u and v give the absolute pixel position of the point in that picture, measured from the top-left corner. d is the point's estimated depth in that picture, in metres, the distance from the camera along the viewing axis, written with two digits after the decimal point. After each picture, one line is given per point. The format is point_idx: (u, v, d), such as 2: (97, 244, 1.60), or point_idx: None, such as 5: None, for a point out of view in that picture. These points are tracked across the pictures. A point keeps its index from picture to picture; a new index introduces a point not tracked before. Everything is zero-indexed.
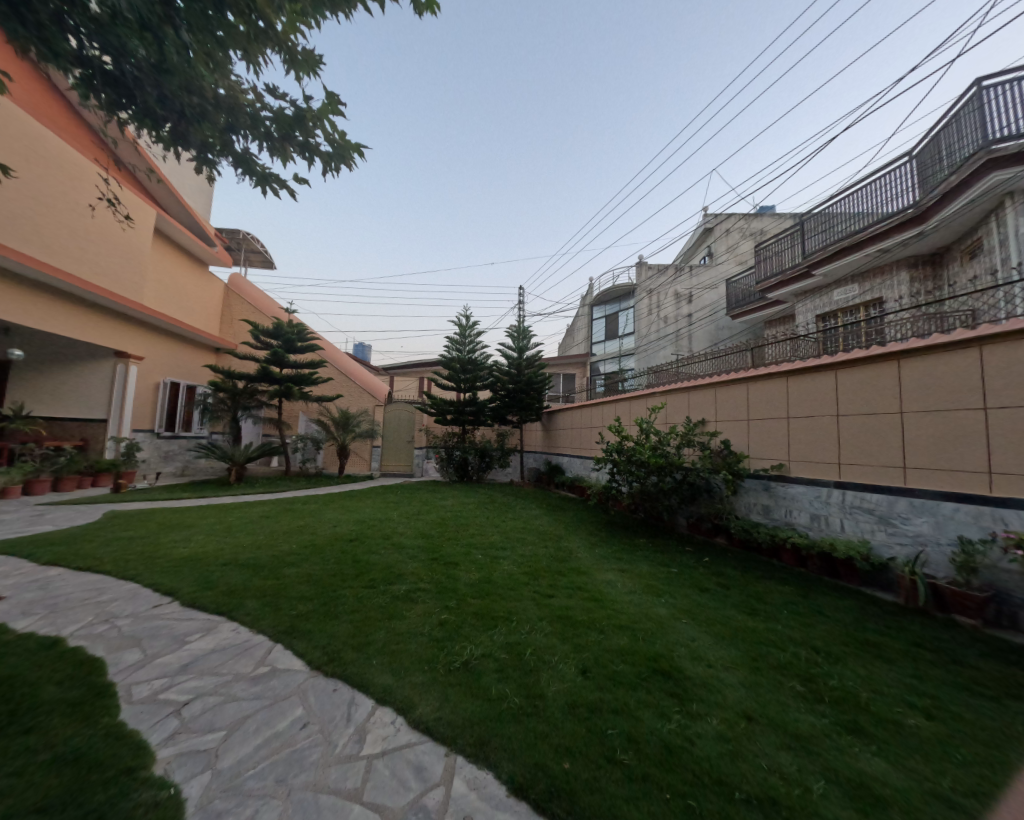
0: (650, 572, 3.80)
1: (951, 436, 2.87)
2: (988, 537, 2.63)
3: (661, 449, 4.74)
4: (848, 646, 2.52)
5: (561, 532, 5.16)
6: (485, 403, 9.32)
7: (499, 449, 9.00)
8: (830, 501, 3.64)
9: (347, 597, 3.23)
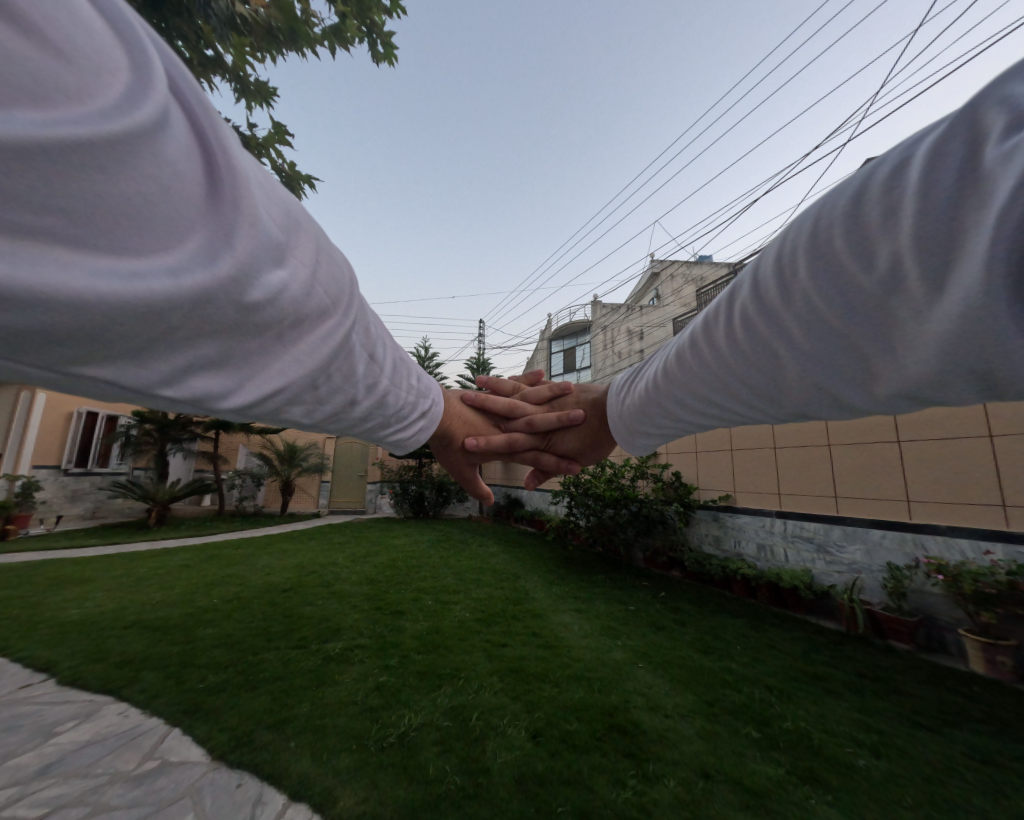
0: (607, 612, 3.72)
1: (872, 467, 3.14)
2: (912, 563, 2.86)
3: (615, 482, 4.79)
4: (798, 682, 2.53)
5: (518, 570, 4.97)
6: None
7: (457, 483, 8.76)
8: (774, 530, 3.78)
9: (271, 662, 2.84)
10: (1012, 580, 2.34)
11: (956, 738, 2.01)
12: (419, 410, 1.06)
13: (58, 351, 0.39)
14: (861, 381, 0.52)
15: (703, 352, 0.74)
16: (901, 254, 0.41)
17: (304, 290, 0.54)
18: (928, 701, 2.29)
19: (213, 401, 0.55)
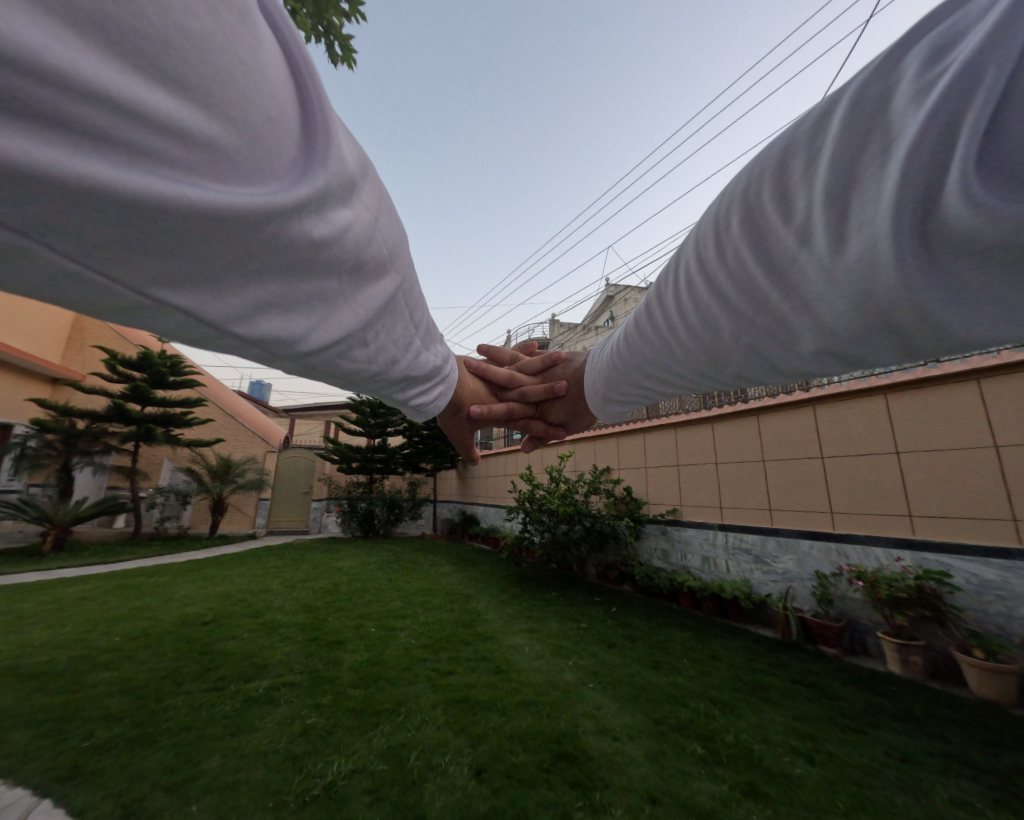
0: (559, 631, 3.65)
1: (800, 481, 3.38)
2: (837, 571, 3.09)
3: (569, 497, 4.81)
4: (740, 692, 2.59)
5: (470, 591, 4.79)
6: (397, 450, 8.71)
7: (410, 501, 8.42)
8: (716, 543, 3.94)
9: (179, 709, 2.46)
10: (920, 585, 2.58)
11: (879, 737, 2.13)
12: (447, 380, 1.10)
13: (169, 262, 0.42)
14: (785, 341, 0.55)
15: (647, 322, 0.76)
16: (813, 210, 0.43)
17: (366, 234, 0.57)
18: (854, 703, 2.43)
19: (297, 343, 0.59)
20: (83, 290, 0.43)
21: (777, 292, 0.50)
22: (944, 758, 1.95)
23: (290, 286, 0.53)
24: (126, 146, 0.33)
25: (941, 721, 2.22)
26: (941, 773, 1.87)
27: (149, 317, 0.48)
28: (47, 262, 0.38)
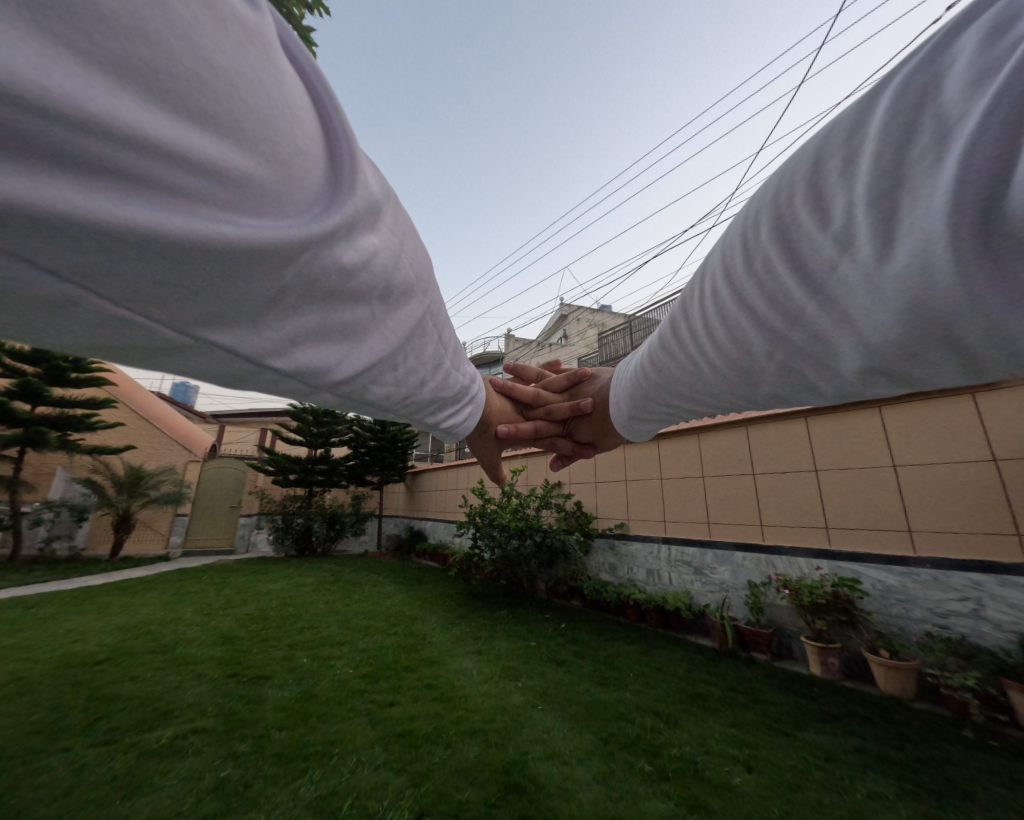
0: (507, 651, 3.53)
1: (735, 496, 3.60)
2: (766, 580, 3.30)
3: (521, 512, 4.75)
4: (683, 704, 2.63)
5: (415, 612, 4.52)
6: (341, 461, 8.21)
7: (353, 516, 7.92)
8: (660, 556, 4.06)
9: (51, 772, 2.02)
10: (836, 591, 2.82)
11: (807, 738, 2.25)
12: (473, 399, 1.05)
13: (200, 302, 0.43)
14: (820, 358, 0.51)
15: (672, 338, 0.74)
16: (855, 215, 0.41)
17: (392, 259, 0.57)
18: (784, 706, 2.56)
19: (326, 373, 0.60)
20: (129, 338, 0.44)
21: (815, 303, 0.47)
22: (861, 753, 2.10)
23: (318, 318, 0.53)
24: (159, 185, 0.34)
25: (856, 717, 2.40)
26: (857, 767, 2.00)
27: (189, 356, 0.50)
28: (88, 307, 0.39)
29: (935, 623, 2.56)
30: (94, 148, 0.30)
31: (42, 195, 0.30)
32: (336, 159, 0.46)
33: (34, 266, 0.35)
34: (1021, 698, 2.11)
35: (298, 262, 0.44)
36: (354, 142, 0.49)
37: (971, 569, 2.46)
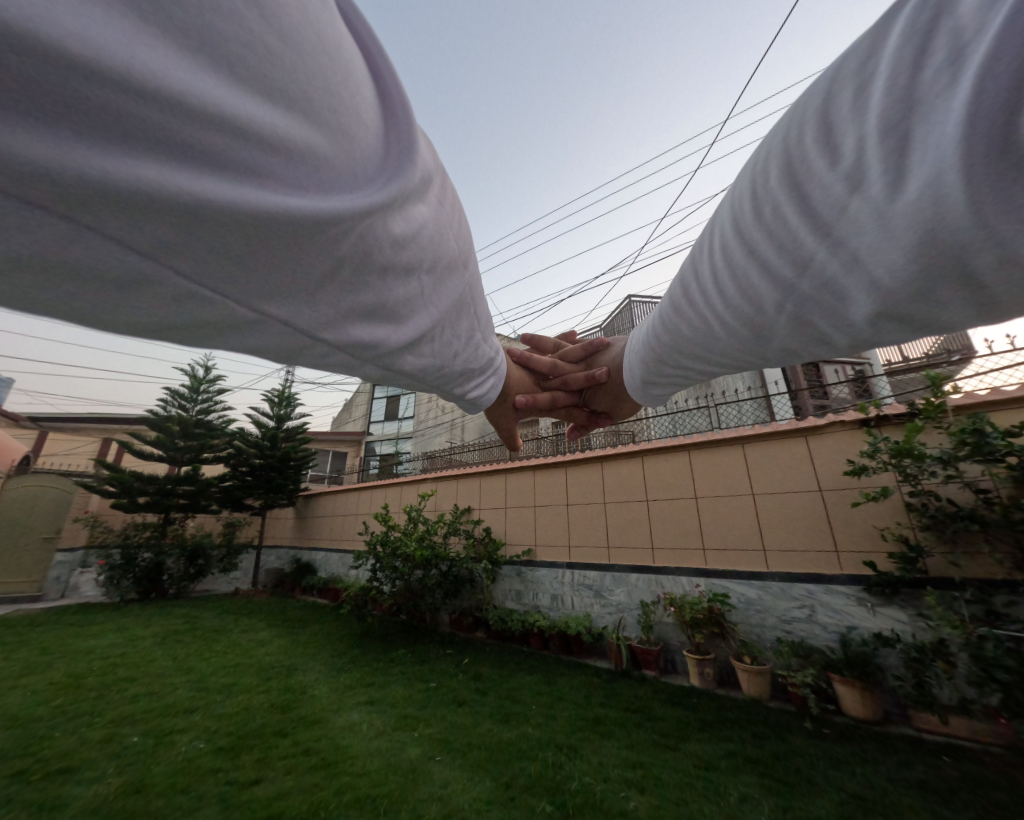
0: (403, 696, 3.19)
1: (632, 521, 3.86)
2: (656, 599, 3.55)
3: (427, 540, 4.47)
4: (583, 731, 2.62)
5: (292, 662, 3.87)
6: (213, 482, 6.98)
7: (224, 548, 6.70)
8: (565, 581, 4.13)
9: None
10: (711, 607, 3.12)
11: (690, 749, 2.38)
12: (496, 373, 0.86)
13: (257, 278, 0.38)
14: (825, 308, 0.45)
15: (676, 295, 0.62)
16: (866, 148, 0.36)
17: (441, 231, 0.50)
18: (669, 720, 2.71)
19: (378, 351, 0.54)
20: (204, 313, 0.41)
21: (824, 246, 0.41)
22: (731, 757, 2.28)
23: (372, 300, 0.47)
24: (225, 162, 0.29)
25: (726, 723, 2.63)
26: (731, 772, 2.16)
27: (253, 332, 0.45)
28: (169, 283, 0.36)
29: (783, 629, 2.99)
30: (150, 115, 0.25)
31: (108, 169, 0.25)
32: (389, 124, 0.40)
33: (114, 243, 0.31)
34: (843, 687, 2.54)
35: (355, 234, 0.38)
36: (404, 101, 0.42)
37: (807, 580, 2.94)
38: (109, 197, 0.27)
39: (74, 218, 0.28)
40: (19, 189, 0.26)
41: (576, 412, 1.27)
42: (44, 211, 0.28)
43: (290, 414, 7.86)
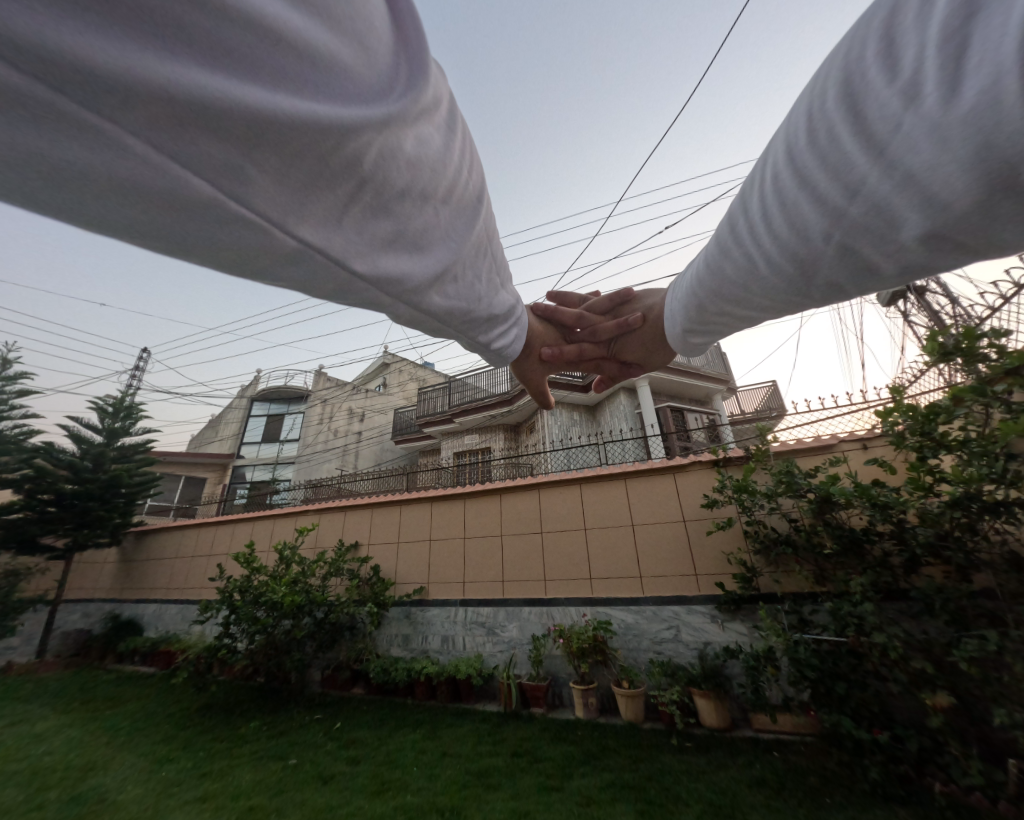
0: (250, 780, 2.58)
1: (528, 553, 3.91)
2: (546, 632, 3.58)
3: (301, 583, 3.88)
4: (465, 789, 2.41)
5: (82, 759, 2.88)
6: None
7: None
8: (457, 620, 3.94)
9: None
10: (596, 635, 3.25)
11: (571, 787, 2.36)
12: (518, 324, 0.74)
13: (288, 198, 0.32)
14: (873, 237, 0.38)
15: (722, 237, 0.51)
16: (930, 53, 0.29)
17: (458, 161, 0.46)
18: (554, 758, 2.67)
19: (410, 292, 0.48)
20: (237, 244, 0.35)
21: (877, 167, 0.34)
22: (610, 787, 2.31)
23: (398, 229, 0.41)
24: (236, 54, 0.25)
25: (607, 751, 2.69)
26: (610, 803, 2.19)
27: (288, 267, 0.39)
28: (210, 207, 0.30)
29: (654, 651, 3.26)
30: None
31: (127, 59, 0.21)
32: (401, 38, 0.36)
33: (152, 154, 0.26)
34: (701, 700, 2.83)
35: (376, 151, 0.34)
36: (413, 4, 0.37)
37: (674, 602, 3.29)
38: (137, 96, 0.22)
39: (105, 116, 0.23)
40: (38, 76, 0.20)
41: (607, 367, 1.09)
42: (72, 106, 0.22)
43: (129, 428, 6.44)
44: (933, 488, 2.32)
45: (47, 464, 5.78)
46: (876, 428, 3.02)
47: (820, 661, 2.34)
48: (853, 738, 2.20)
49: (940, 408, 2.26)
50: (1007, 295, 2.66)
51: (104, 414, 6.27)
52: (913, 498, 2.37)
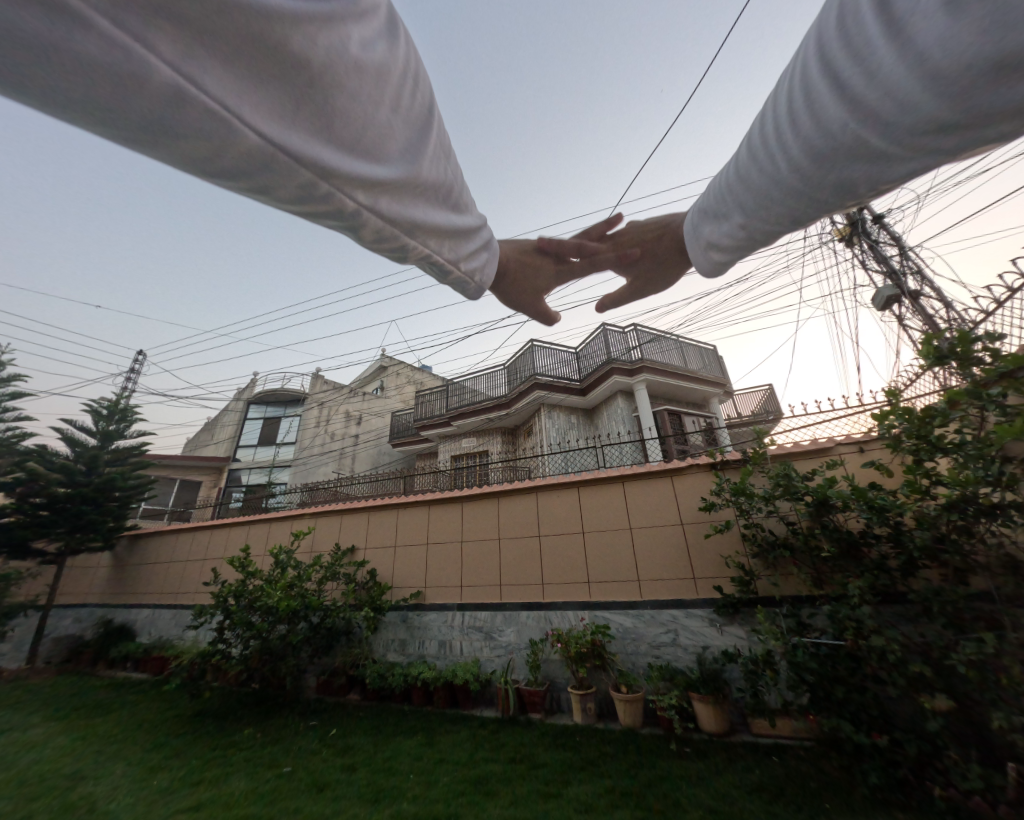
0: (244, 789, 2.54)
1: (525, 557, 3.89)
2: (544, 636, 3.56)
3: (297, 587, 3.84)
4: (462, 796, 2.38)
5: (72, 768, 2.83)
6: None
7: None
8: (454, 624, 3.91)
9: None
10: (594, 640, 3.23)
11: (569, 793, 2.34)
12: (490, 249, 0.69)
13: (242, 82, 0.29)
14: (877, 128, 0.36)
15: (748, 145, 0.51)
16: None
17: (403, 68, 0.44)
18: (552, 765, 2.64)
19: (385, 206, 0.45)
20: (188, 133, 0.29)
21: (892, 44, 0.33)
22: (610, 794, 2.29)
23: (362, 131, 0.39)
24: None
25: (605, 757, 2.67)
26: (609, 810, 2.17)
27: (247, 168, 0.34)
28: (169, 100, 0.26)
29: (653, 655, 3.23)
30: None
31: None
32: None
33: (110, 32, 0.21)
34: (700, 705, 2.81)
35: (326, 42, 0.32)
36: None
37: (673, 605, 3.28)
38: None
39: None
40: None
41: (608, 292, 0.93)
42: None
43: (123, 431, 6.39)
44: (929, 491, 2.32)
45: (40, 467, 5.72)
46: (872, 432, 3.03)
47: (819, 665, 2.33)
48: (852, 742, 2.20)
49: (935, 411, 2.27)
50: (999, 299, 2.69)
51: (99, 417, 6.23)
52: (909, 501, 2.39)
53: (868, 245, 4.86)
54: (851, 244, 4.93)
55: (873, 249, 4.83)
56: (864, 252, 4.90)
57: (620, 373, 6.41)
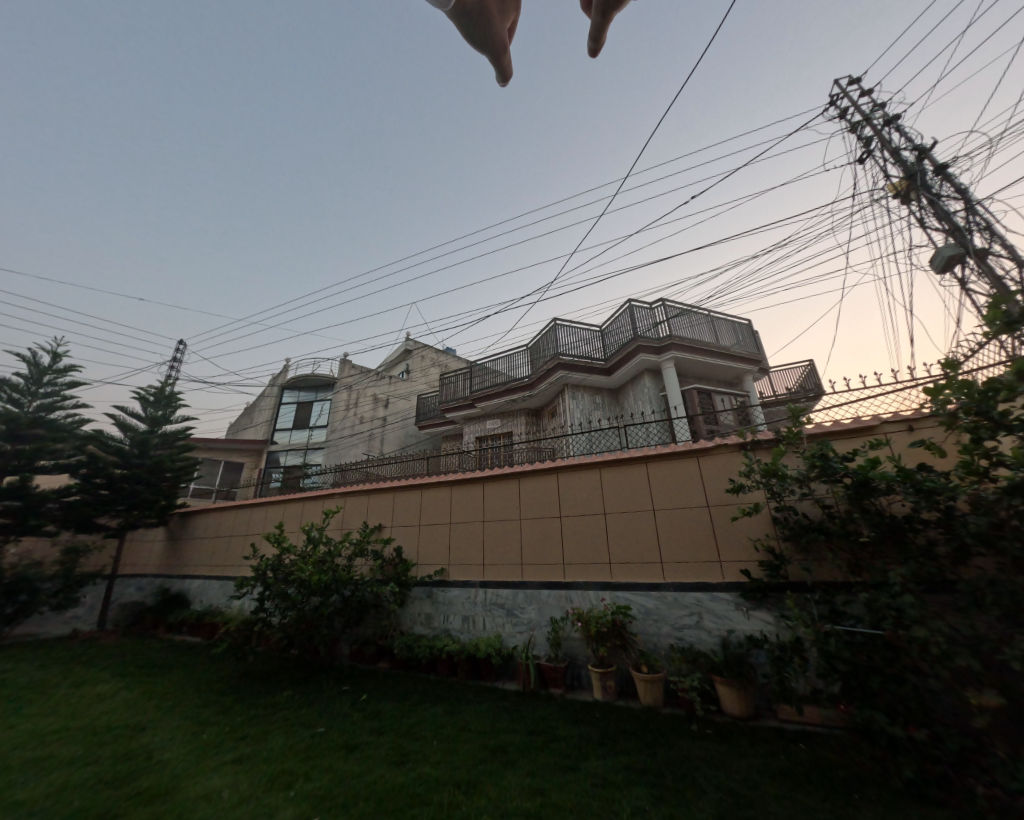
0: (282, 745, 2.76)
1: (546, 537, 3.92)
2: (565, 615, 3.60)
3: (327, 563, 4.03)
4: (483, 763, 2.49)
5: (137, 719, 3.18)
6: (52, 496, 5.72)
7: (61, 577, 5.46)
8: (477, 600, 4.03)
9: None
10: (615, 620, 3.22)
11: (586, 767, 2.39)
12: None
13: None
14: None
15: None
16: None
17: None
18: (570, 737, 2.71)
19: None
20: None
21: None
22: (627, 769, 2.32)
23: None
24: None
25: (624, 734, 2.69)
26: (626, 785, 2.19)
27: None
28: None
29: (676, 636, 3.20)
30: None
31: None
32: None
33: None
34: (724, 689, 2.78)
35: None
36: None
37: (697, 589, 3.22)
38: None
39: None
40: None
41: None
42: None
43: (169, 416, 6.89)
44: (988, 473, 2.10)
45: (98, 449, 6.26)
46: (924, 408, 2.78)
47: (853, 655, 2.24)
48: (887, 734, 2.10)
49: (1000, 383, 2.02)
50: None
51: (147, 403, 6.73)
52: (964, 484, 2.17)
53: (927, 201, 4.33)
54: (908, 201, 4.41)
55: (934, 204, 4.30)
56: (923, 209, 4.38)
57: (646, 351, 6.17)
